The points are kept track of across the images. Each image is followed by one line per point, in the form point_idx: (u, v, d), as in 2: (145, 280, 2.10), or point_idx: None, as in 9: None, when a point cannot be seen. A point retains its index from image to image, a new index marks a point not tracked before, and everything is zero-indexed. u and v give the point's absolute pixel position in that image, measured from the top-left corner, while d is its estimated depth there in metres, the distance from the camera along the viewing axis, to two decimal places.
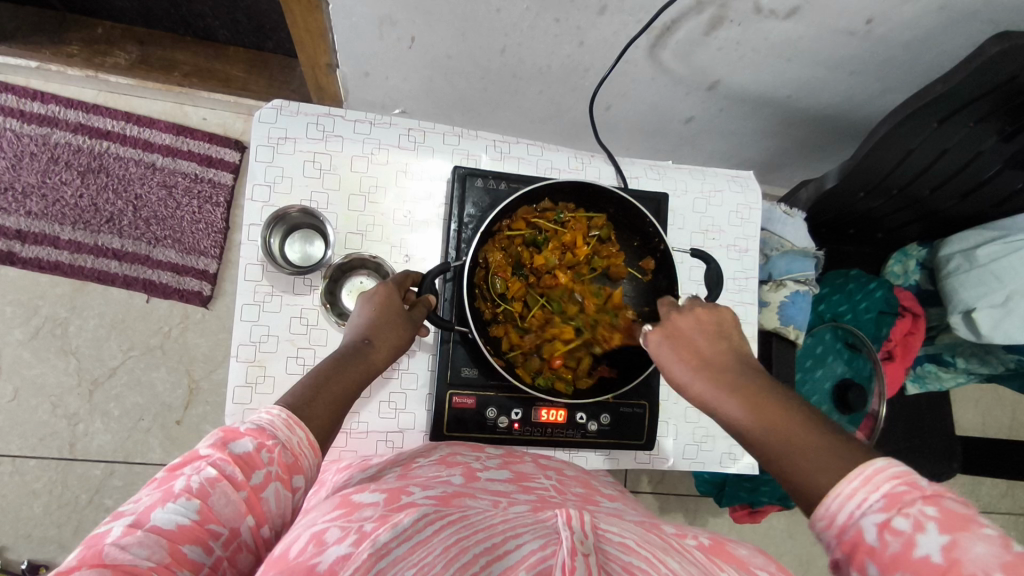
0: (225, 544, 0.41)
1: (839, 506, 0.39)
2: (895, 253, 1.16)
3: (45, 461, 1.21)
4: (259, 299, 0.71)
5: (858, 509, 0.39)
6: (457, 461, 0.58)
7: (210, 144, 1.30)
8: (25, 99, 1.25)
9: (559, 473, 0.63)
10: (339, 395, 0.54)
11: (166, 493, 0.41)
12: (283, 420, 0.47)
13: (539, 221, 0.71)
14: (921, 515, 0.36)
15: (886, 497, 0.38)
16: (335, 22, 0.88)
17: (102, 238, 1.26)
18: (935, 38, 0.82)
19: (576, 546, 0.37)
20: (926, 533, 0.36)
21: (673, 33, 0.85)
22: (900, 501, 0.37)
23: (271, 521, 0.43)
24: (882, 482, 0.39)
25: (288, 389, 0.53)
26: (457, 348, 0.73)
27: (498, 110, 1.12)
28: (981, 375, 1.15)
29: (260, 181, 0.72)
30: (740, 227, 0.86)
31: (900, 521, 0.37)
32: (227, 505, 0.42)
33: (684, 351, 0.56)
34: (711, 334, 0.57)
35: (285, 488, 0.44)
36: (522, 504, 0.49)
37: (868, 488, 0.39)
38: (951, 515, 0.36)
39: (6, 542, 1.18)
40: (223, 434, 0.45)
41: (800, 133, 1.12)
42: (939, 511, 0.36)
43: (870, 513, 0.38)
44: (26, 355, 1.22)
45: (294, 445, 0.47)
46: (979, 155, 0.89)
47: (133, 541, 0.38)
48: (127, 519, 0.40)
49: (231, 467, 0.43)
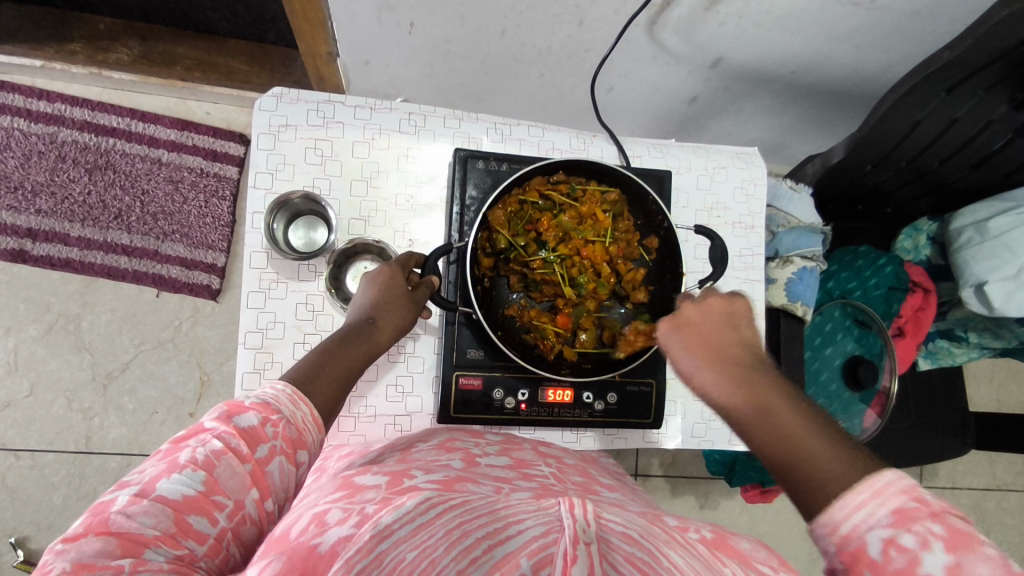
0: (230, 515, 0.42)
1: (846, 516, 0.41)
2: (906, 228, 1.15)
3: (62, 455, 1.23)
4: (265, 287, 0.72)
5: (865, 522, 0.40)
6: (456, 446, 0.59)
7: (214, 138, 1.31)
8: (31, 98, 1.26)
9: (558, 461, 0.63)
10: (343, 373, 0.56)
11: (171, 464, 0.42)
12: (288, 395, 0.49)
13: (552, 193, 0.71)
14: (928, 532, 0.38)
15: (895, 513, 0.39)
16: (333, 11, 0.88)
17: (111, 234, 1.27)
18: (942, 6, 0.80)
19: (577, 535, 0.38)
20: (930, 552, 0.37)
21: (673, 9, 0.84)
22: (909, 517, 0.39)
23: (275, 496, 0.45)
24: (891, 496, 0.40)
25: (293, 365, 0.55)
26: (462, 330, 0.73)
27: (500, 95, 1.12)
28: (995, 350, 1.13)
29: (262, 169, 0.73)
30: (745, 203, 0.85)
31: (906, 537, 0.38)
32: (233, 477, 0.43)
33: (697, 341, 0.57)
34: (729, 328, 0.58)
35: (288, 462, 0.46)
36: (522, 491, 0.49)
37: (877, 501, 0.40)
38: (955, 534, 0.37)
39: (28, 533, 1.20)
40: (227, 408, 0.46)
41: (806, 107, 1.10)
42: (944, 529, 0.38)
43: (878, 528, 0.39)
44: (41, 351, 1.24)
45: (298, 420, 0.48)
46: (988, 125, 0.87)
47: (140, 510, 0.39)
48: (132, 488, 0.40)
49: (236, 440, 0.44)
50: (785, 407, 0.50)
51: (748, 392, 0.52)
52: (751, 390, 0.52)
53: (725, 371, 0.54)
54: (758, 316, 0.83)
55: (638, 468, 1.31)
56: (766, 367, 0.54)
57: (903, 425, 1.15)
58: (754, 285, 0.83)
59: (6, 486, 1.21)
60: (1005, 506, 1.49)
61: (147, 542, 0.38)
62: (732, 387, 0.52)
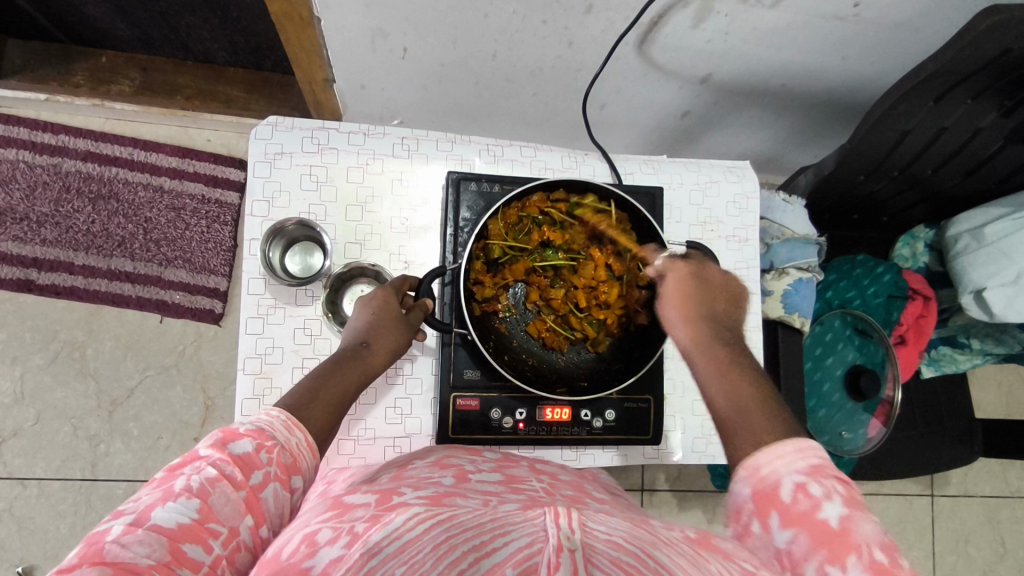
0: (225, 543, 0.42)
1: (768, 462, 0.47)
2: (902, 236, 1.15)
3: (68, 483, 1.23)
4: (263, 312, 0.73)
5: (785, 468, 0.46)
6: (451, 463, 0.59)
7: (215, 164, 1.33)
8: (36, 131, 1.29)
9: (553, 477, 0.63)
10: (338, 398, 0.57)
11: (166, 492, 0.43)
12: (282, 421, 0.50)
13: (552, 211, 0.71)
14: (832, 488, 0.44)
15: (810, 467, 0.46)
16: (327, 38, 0.90)
17: (115, 261, 1.29)
18: (925, 17, 0.81)
19: (560, 542, 0.40)
20: (832, 501, 0.44)
21: (660, 28, 0.85)
22: (819, 472, 0.45)
23: (270, 522, 0.45)
24: (811, 455, 0.47)
25: (288, 390, 0.56)
26: (459, 350, 0.73)
27: (495, 115, 1.13)
28: (997, 356, 1.13)
29: (259, 197, 0.74)
30: (738, 217, 0.85)
31: (814, 486, 0.44)
32: (227, 504, 0.43)
33: (694, 298, 0.63)
34: (723, 298, 0.64)
35: (283, 488, 0.47)
36: (510, 503, 0.49)
37: (798, 455, 0.47)
38: (851, 496, 0.44)
39: (36, 562, 1.21)
40: (222, 434, 0.47)
41: (798, 119, 1.11)
42: (845, 490, 0.45)
43: (794, 473, 0.45)
44: (47, 380, 1.25)
45: (293, 446, 0.49)
46: (978, 132, 0.88)
47: (134, 539, 0.40)
48: (127, 517, 0.41)
49: (231, 467, 0.45)
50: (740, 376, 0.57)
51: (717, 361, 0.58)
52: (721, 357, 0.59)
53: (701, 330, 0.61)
54: (755, 329, 0.83)
55: (643, 484, 1.30)
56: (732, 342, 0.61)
57: (909, 434, 1.14)
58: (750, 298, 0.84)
59: (13, 515, 1.21)
60: (1019, 513, 1.46)
61: (141, 571, 0.38)
62: (702, 347, 0.60)
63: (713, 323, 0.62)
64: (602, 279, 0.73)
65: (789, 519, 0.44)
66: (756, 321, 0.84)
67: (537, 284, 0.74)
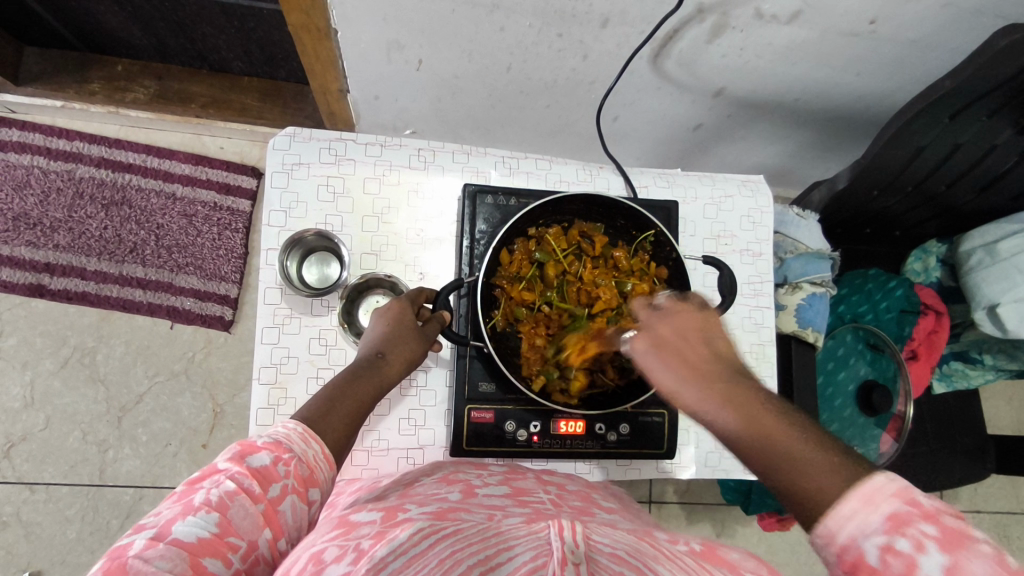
0: (244, 557, 0.43)
1: (840, 526, 0.41)
2: (914, 251, 1.15)
3: (76, 488, 1.23)
4: (279, 321, 0.73)
5: (860, 530, 0.40)
6: (458, 478, 0.60)
7: (227, 172, 1.34)
8: (51, 137, 1.30)
9: (559, 488, 0.63)
10: (354, 410, 0.57)
11: (185, 506, 0.43)
12: (299, 433, 0.51)
13: (574, 240, 0.73)
14: (921, 535, 0.38)
15: (887, 519, 0.39)
16: (344, 49, 0.91)
17: (126, 267, 1.30)
18: (941, 35, 0.81)
19: (565, 557, 0.39)
20: (926, 554, 0.37)
21: (675, 43, 0.86)
22: (901, 522, 0.39)
23: (288, 535, 0.46)
24: (882, 502, 0.40)
25: (304, 403, 0.56)
26: (473, 362, 0.72)
27: (507, 125, 1.14)
28: (1010, 372, 1.12)
29: (276, 208, 0.74)
30: (752, 231, 0.85)
31: (901, 542, 0.38)
32: (245, 518, 0.44)
33: (674, 349, 0.55)
34: (704, 331, 0.56)
35: (301, 501, 0.47)
36: (515, 516, 0.49)
37: (869, 509, 0.40)
38: (949, 533, 0.37)
39: (42, 567, 1.21)
40: (240, 447, 0.47)
41: (810, 133, 1.11)
42: (937, 530, 0.38)
43: (872, 535, 0.39)
44: (57, 385, 1.26)
45: (309, 458, 0.49)
46: (993, 148, 0.88)
47: (156, 554, 0.40)
48: (148, 532, 0.42)
49: (248, 480, 0.45)
50: (771, 423, 0.49)
51: (735, 418, 0.50)
52: (737, 409, 0.50)
53: (703, 384, 0.52)
54: (768, 343, 0.83)
55: (651, 495, 1.29)
56: (743, 380, 0.53)
57: (923, 450, 1.13)
58: (764, 312, 0.83)
59: (21, 520, 1.21)
60: None
61: None
62: (712, 411, 0.51)
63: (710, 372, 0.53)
64: (589, 292, 0.71)
65: None
66: (770, 335, 0.84)
67: (537, 319, 0.71)
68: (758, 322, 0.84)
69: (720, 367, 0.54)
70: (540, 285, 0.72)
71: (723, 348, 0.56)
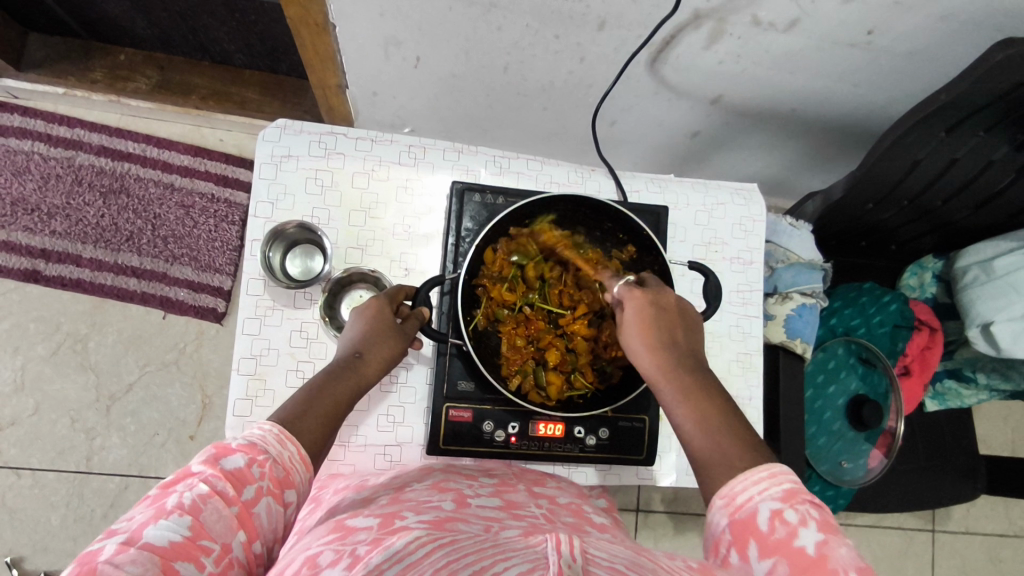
0: (217, 560, 0.42)
1: (743, 489, 0.48)
2: (911, 266, 1.14)
3: (62, 475, 1.23)
4: (261, 313, 0.72)
5: (759, 494, 0.47)
6: (449, 486, 0.60)
7: (226, 164, 1.35)
8: (53, 124, 1.31)
9: (551, 502, 0.62)
10: (331, 411, 0.56)
11: (158, 510, 0.43)
12: (275, 435, 0.50)
13: (560, 244, 0.71)
14: (806, 513, 0.45)
15: (784, 492, 0.47)
16: (342, 44, 0.91)
17: (122, 256, 1.30)
18: (938, 47, 0.80)
19: (562, 569, 0.38)
20: (806, 528, 0.45)
21: (672, 48, 0.85)
22: (793, 498, 0.46)
23: (263, 537, 0.46)
24: (782, 480, 0.48)
25: (281, 404, 0.55)
26: (454, 361, 0.72)
27: (504, 127, 1.14)
28: (1004, 393, 1.10)
29: (264, 199, 0.74)
30: (743, 239, 0.85)
31: (789, 512, 0.46)
32: (219, 521, 0.44)
33: (655, 325, 0.60)
34: (685, 322, 0.61)
35: (275, 503, 0.47)
36: (511, 529, 0.49)
37: (771, 481, 0.48)
38: (827, 521, 0.45)
39: (24, 553, 1.20)
40: (215, 451, 0.47)
41: (808, 144, 1.11)
42: (818, 514, 0.46)
43: (769, 500, 0.47)
44: (47, 371, 1.26)
45: (285, 460, 0.49)
46: (990, 164, 0.87)
47: (127, 559, 0.39)
48: (120, 537, 0.41)
49: (222, 483, 0.45)
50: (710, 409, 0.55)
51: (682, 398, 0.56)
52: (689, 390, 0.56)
53: (667, 362, 0.58)
54: (755, 353, 0.83)
55: (639, 503, 1.28)
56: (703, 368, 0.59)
57: (913, 467, 1.12)
58: (753, 321, 0.83)
59: (5, 504, 1.21)
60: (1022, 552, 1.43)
61: None
62: (669, 386, 0.57)
63: (676, 354, 0.59)
64: (571, 294, 0.71)
65: (767, 546, 0.45)
66: (758, 344, 0.83)
67: (519, 319, 0.71)
68: (746, 331, 0.83)
69: (685, 354, 0.59)
70: (521, 285, 0.71)
71: (693, 340, 0.61)
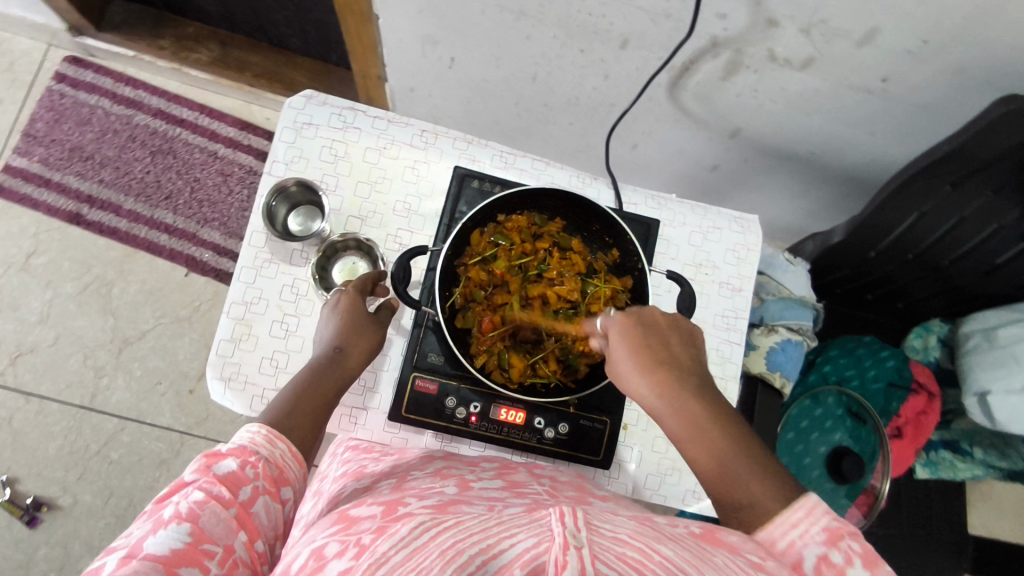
0: (221, 561, 0.45)
1: (783, 534, 0.45)
2: (917, 327, 1.11)
3: (67, 407, 1.30)
4: (258, 264, 0.77)
5: (801, 538, 0.45)
6: (451, 474, 0.62)
7: (268, 141, 1.43)
8: (119, 83, 1.42)
9: (552, 480, 0.66)
10: (319, 405, 0.61)
11: (156, 522, 0.45)
12: (264, 436, 0.54)
13: (546, 234, 0.74)
14: (850, 550, 0.44)
15: (826, 532, 0.45)
16: (383, 36, 0.97)
17: (158, 212, 1.38)
18: (951, 103, 0.81)
19: (567, 541, 0.35)
20: (854, 567, 0.43)
21: (692, 73, 0.88)
22: (836, 536, 0.44)
23: (264, 535, 0.49)
24: (820, 515, 0.46)
25: (267, 406, 0.59)
26: (428, 334, 0.75)
27: (531, 137, 1.19)
28: (1000, 472, 1.06)
29: (279, 159, 0.79)
30: (736, 266, 0.85)
31: (835, 555, 0.43)
32: (219, 522, 0.47)
33: (649, 347, 0.58)
34: (679, 339, 0.60)
35: (271, 500, 0.50)
36: (513, 506, 0.50)
37: (809, 520, 0.45)
38: (870, 552, 0.44)
39: (18, 475, 1.26)
40: (206, 459, 0.50)
41: (824, 191, 1.11)
42: (861, 547, 0.44)
43: (813, 544, 0.44)
44: (72, 307, 1.34)
45: (276, 458, 0.53)
46: (1000, 228, 0.86)
47: (131, 568, 0.42)
48: (121, 552, 0.44)
49: (218, 487, 0.48)
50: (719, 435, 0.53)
51: (687, 423, 0.54)
52: (692, 415, 0.54)
53: (667, 382, 0.56)
54: (731, 380, 0.82)
55: None
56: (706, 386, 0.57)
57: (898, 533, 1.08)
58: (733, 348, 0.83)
59: (10, 426, 1.28)
60: None
61: None
62: (673, 411, 0.55)
63: (680, 374, 0.57)
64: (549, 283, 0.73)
65: None
66: (736, 371, 0.83)
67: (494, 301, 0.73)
68: (725, 355, 0.83)
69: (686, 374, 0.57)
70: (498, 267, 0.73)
71: (691, 354, 0.60)
